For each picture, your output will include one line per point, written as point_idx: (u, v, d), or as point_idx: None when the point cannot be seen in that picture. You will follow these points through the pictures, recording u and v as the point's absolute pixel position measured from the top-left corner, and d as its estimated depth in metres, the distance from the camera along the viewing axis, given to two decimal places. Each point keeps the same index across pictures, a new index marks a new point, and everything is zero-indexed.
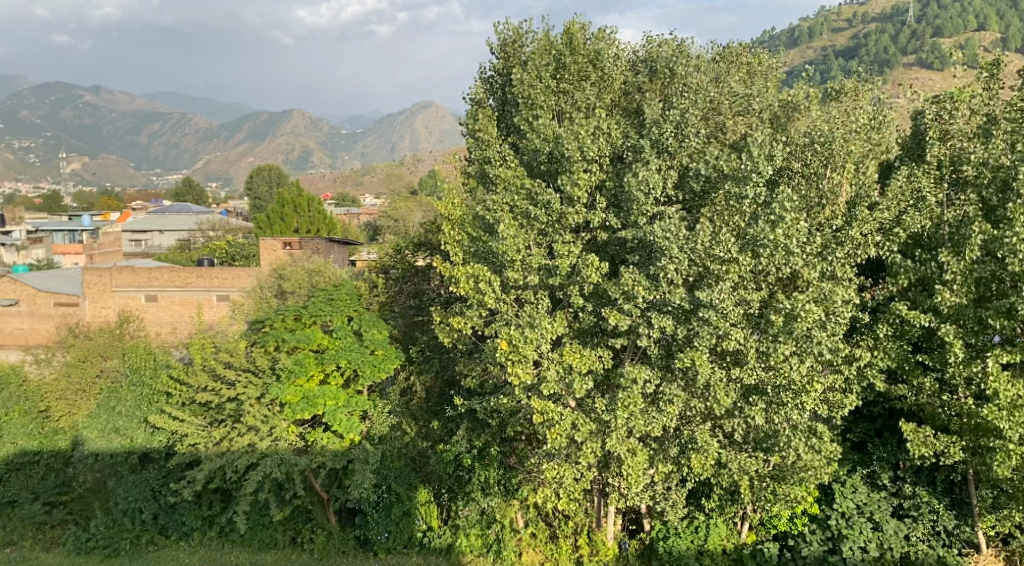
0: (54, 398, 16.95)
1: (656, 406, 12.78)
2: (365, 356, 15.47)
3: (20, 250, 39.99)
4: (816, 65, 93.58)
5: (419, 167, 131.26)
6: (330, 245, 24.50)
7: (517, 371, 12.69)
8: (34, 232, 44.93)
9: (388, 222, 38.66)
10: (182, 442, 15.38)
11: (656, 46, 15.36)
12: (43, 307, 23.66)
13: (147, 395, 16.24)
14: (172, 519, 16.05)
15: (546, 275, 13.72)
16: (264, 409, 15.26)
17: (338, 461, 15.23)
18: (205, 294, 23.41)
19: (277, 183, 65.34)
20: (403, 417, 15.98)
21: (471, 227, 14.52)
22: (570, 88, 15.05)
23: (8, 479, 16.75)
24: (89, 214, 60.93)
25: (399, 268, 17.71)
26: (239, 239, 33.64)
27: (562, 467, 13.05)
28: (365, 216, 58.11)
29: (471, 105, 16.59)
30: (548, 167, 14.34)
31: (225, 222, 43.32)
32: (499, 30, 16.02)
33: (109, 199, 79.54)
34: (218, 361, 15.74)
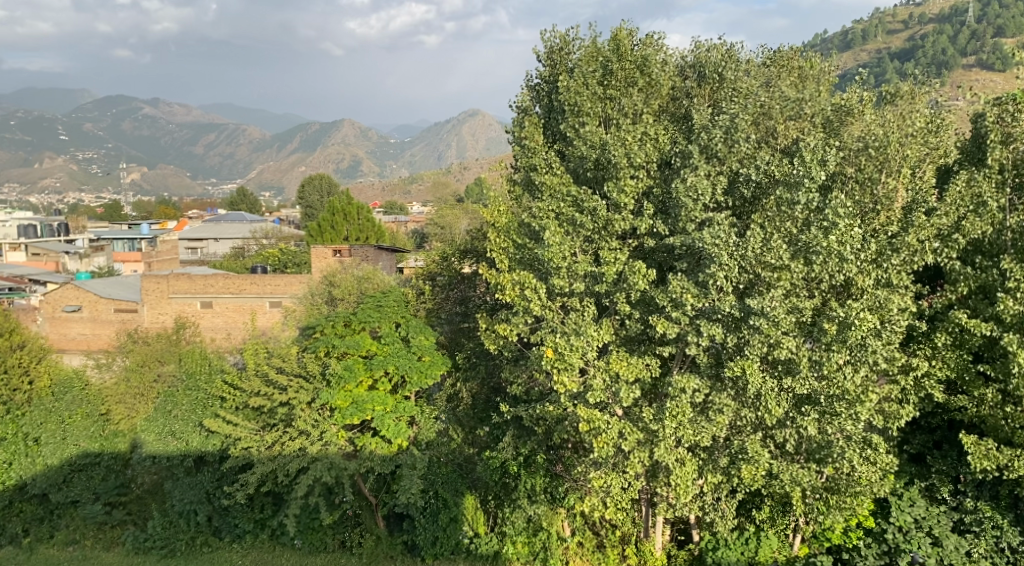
0: (114, 401, 17.12)
1: (704, 415, 12.66)
2: (413, 363, 15.65)
3: (83, 257, 41.67)
4: (871, 69, 91.52)
5: (464, 175, 132.63)
6: (378, 252, 24.81)
7: (563, 379, 12.75)
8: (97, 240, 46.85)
9: (435, 229, 39.03)
10: (236, 446, 15.68)
11: (705, 51, 15.15)
12: (104, 313, 24.27)
13: (201, 400, 16.59)
14: (225, 521, 16.47)
15: (592, 282, 13.57)
16: (315, 413, 15.55)
17: (386, 466, 15.46)
18: (259, 300, 23.91)
19: (328, 191, 66.33)
20: (449, 424, 16.05)
21: (516, 234, 14.60)
22: (617, 94, 14.86)
23: (70, 480, 17.04)
24: (149, 222, 63.26)
25: (445, 275, 17.70)
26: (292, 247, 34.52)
27: (609, 476, 13.01)
28: (414, 223, 58.89)
29: (517, 113, 16.57)
30: (594, 174, 14.21)
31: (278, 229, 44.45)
32: (546, 38, 16.00)
33: (167, 207, 82.60)
34: (270, 366, 16.00)
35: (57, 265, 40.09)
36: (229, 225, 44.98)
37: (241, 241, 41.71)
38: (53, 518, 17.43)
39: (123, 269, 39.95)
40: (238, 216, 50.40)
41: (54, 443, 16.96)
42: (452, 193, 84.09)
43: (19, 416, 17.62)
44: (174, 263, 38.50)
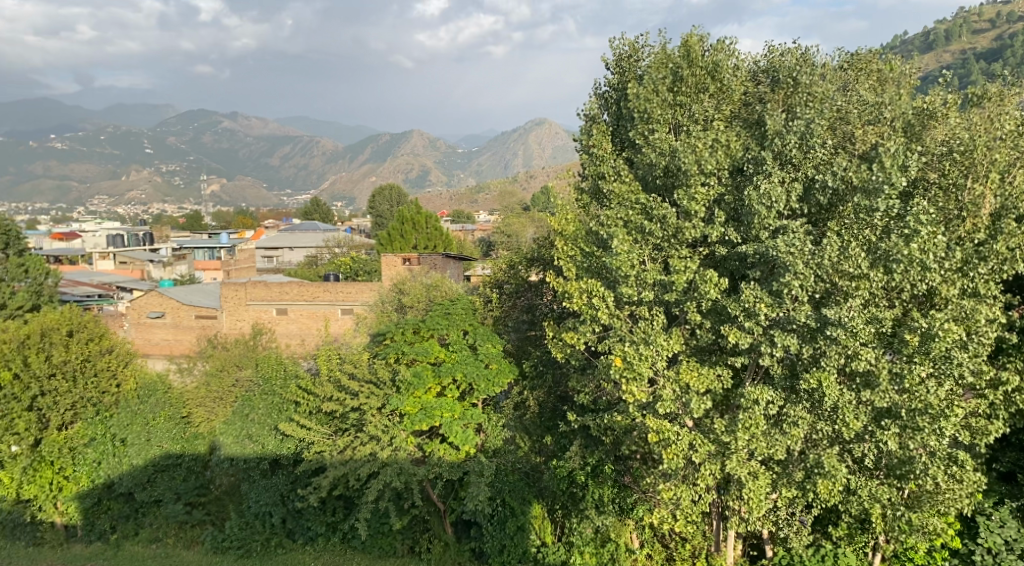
0: (195, 405, 17.71)
1: (778, 428, 12.31)
2: (480, 370, 15.63)
3: (167, 265, 43.21)
4: (957, 70, 87.91)
5: (531, 183, 133.31)
6: (446, 260, 25.05)
7: (632, 389, 12.61)
8: (179, 249, 48.84)
9: (501, 237, 39.25)
10: (310, 449, 16.12)
11: (779, 56, 14.81)
12: (185, 319, 25.09)
13: (277, 404, 17.01)
14: (299, 523, 16.94)
15: (661, 290, 13.39)
16: (385, 419, 15.82)
17: (454, 472, 15.52)
18: (331, 307, 24.51)
19: (398, 201, 67.47)
20: (516, 432, 16.12)
21: (584, 243, 14.53)
22: (687, 100, 14.59)
23: (154, 479, 17.64)
24: (230, 233, 66.36)
25: (512, 283, 17.87)
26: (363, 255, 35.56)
27: (679, 488, 12.75)
28: (481, 232, 59.37)
29: (585, 121, 16.43)
30: (664, 182, 14.03)
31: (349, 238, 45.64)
32: (614, 46, 15.77)
33: (246, 217, 86.03)
34: (343, 372, 16.44)
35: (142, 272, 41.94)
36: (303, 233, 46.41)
37: (314, 250, 42.85)
38: (138, 516, 18.16)
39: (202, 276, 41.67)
40: (311, 226, 51.57)
41: (139, 443, 17.47)
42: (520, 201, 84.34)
43: (107, 417, 18.24)
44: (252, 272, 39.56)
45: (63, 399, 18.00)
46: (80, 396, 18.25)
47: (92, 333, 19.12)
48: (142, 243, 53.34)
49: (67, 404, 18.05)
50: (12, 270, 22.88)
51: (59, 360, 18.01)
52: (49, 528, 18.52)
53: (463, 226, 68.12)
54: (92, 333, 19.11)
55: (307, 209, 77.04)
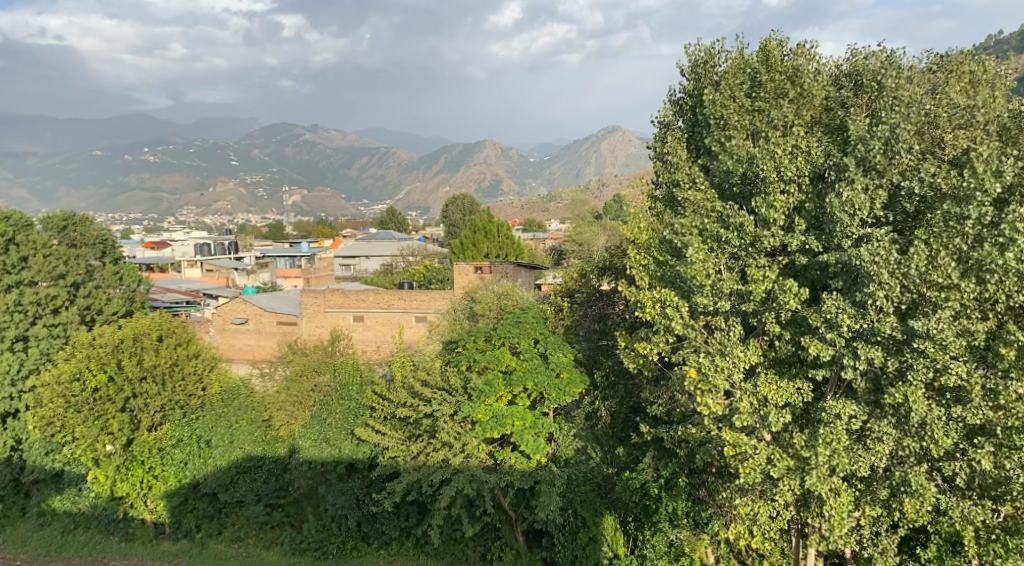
0: (275, 409, 18.04)
1: (862, 444, 11.85)
2: (552, 380, 15.58)
3: (249, 273, 44.84)
4: None
5: (602, 192, 132.71)
6: (517, 269, 25.26)
7: (707, 402, 12.37)
8: (261, 258, 50.67)
9: (572, 245, 39.18)
10: (384, 454, 16.49)
11: (862, 59, 14.21)
12: (268, 325, 25.98)
13: (353, 409, 17.45)
14: (373, 527, 17.33)
15: (738, 300, 13.23)
16: (458, 426, 15.96)
17: (526, 481, 15.55)
18: (405, 315, 25.06)
19: (470, 211, 68.28)
20: (588, 442, 15.99)
21: (658, 251, 14.35)
22: (766, 105, 14.05)
23: (236, 481, 18.15)
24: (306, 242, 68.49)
25: (584, 292, 17.91)
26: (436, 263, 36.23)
27: (756, 503, 12.43)
28: (552, 240, 59.42)
29: (658, 127, 16.19)
30: (741, 189, 13.75)
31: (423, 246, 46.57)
32: (690, 52, 15.52)
33: (323, 227, 88.64)
34: (416, 379, 16.67)
35: (228, 279, 43.32)
36: (379, 242, 47.63)
37: (389, 258, 43.71)
38: (221, 516, 18.82)
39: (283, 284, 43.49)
40: (385, 235, 52.55)
41: (223, 446, 18.10)
42: (591, 210, 84.08)
43: (194, 420, 19.09)
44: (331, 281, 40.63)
45: (153, 401, 18.92)
46: (169, 397, 19.14)
47: (181, 338, 20.06)
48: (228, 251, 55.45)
49: (157, 406, 19.00)
50: (108, 277, 24.13)
51: (149, 364, 18.96)
52: (140, 525, 19.37)
53: (533, 235, 68.34)
54: (180, 338, 20.03)
55: (382, 219, 78.47)
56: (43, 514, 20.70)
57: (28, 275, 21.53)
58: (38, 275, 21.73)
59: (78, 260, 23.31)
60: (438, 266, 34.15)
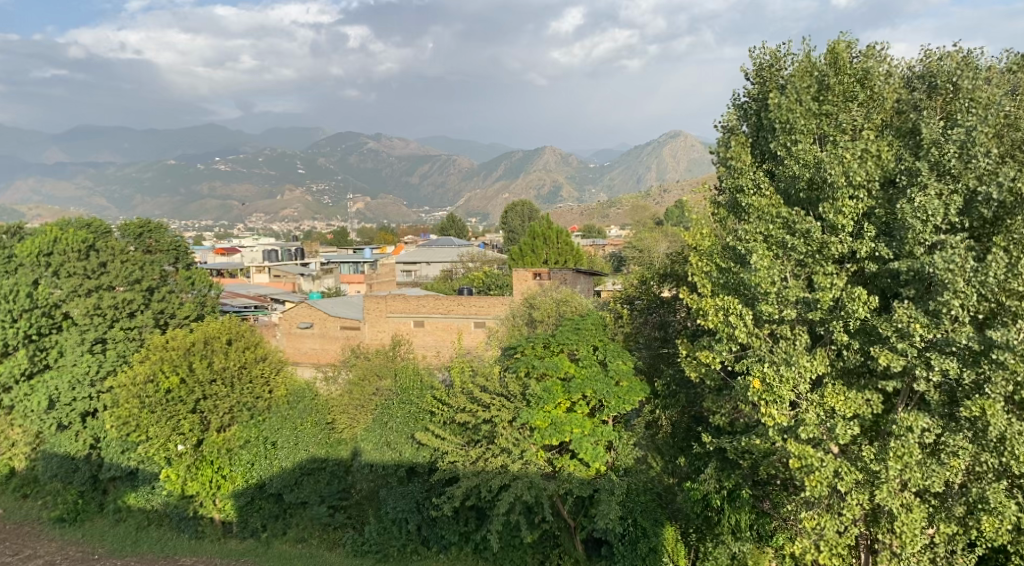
0: (339, 412, 18.57)
1: (935, 459, 11.39)
2: (611, 388, 15.38)
3: (314, 278, 45.83)
4: None
5: (663, 197, 131.21)
6: (576, 275, 25.10)
7: (771, 413, 12.17)
8: (325, 263, 51.83)
9: (633, 252, 38.78)
10: (444, 459, 16.69)
11: (937, 60, 13.45)
12: (331, 329, 26.39)
13: (414, 413, 17.66)
14: (433, 532, 17.50)
15: (804, 308, 12.77)
16: (516, 432, 15.98)
17: (584, 489, 15.37)
18: (464, 321, 25.21)
19: (529, 217, 68.37)
20: (649, 451, 15.77)
21: (721, 258, 14.01)
22: (834, 109, 13.58)
23: (300, 482, 18.57)
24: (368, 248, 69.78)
25: (644, 300, 17.50)
26: (495, 270, 36.38)
27: (823, 518, 11.99)
28: (612, 246, 59.02)
29: (722, 132, 15.81)
30: (808, 195, 13.26)
31: (482, 252, 46.82)
32: (755, 55, 15.17)
33: (385, 233, 90.15)
34: (475, 385, 16.86)
35: (294, 285, 44.30)
36: (440, 249, 48.07)
37: (449, 264, 44.06)
38: (286, 516, 19.31)
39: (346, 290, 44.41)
40: (445, 241, 52.97)
41: (288, 447, 18.59)
42: (651, 216, 83.15)
43: (261, 422, 19.60)
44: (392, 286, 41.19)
45: (222, 403, 19.45)
46: (237, 400, 19.67)
47: (249, 341, 20.78)
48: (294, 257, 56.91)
49: (225, 408, 19.49)
50: (181, 282, 24.90)
51: (219, 367, 19.66)
52: (208, 522, 19.96)
53: (592, 241, 67.89)
54: (248, 342, 20.74)
55: (443, 224, 79.08)
56: (119, 510, 21.61)
57: (107, 280, 22.58)
58: (116, 280, 22.74)
59: (152, 266, 24.12)
60: (496, 272, 34.25)
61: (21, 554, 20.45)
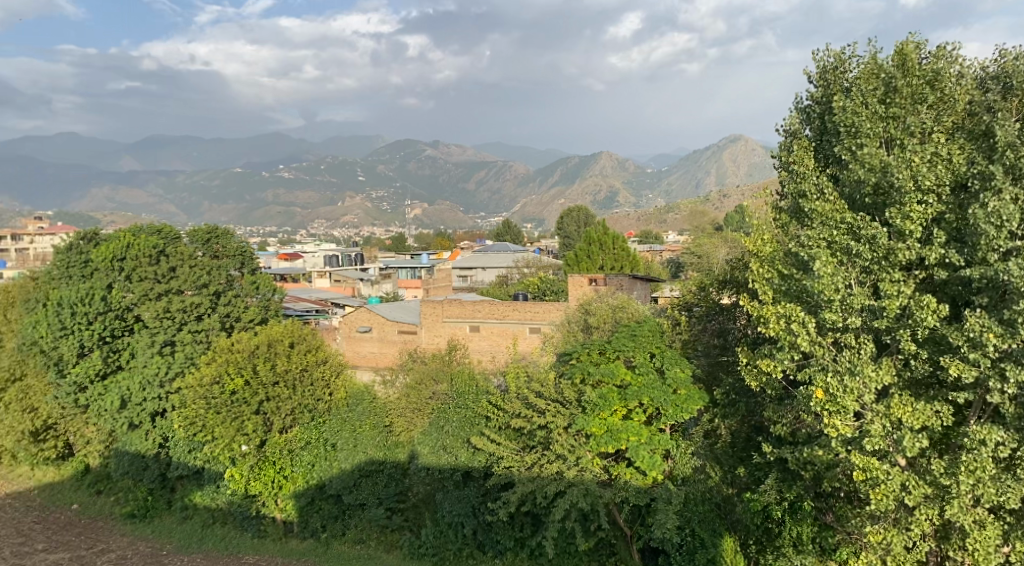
0: (397, 415, 18.86)
1: (1010, 473, 10.85)
2: (668, 396, 15.24)
3: (373, 284, 46.68)
4: None
5: (721, 202, 129.16)
6: (633, 281, 24.85)
7: (834, 423, 11.85)
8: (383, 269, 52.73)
9: (691, 258, 38.23)
10: (499, 464, 16.77)
11: (1013, 59, 12.50)
12: (389, 333, 26.80)
13: (469, 417, 17.85)
14: (488, 537, 17.53)
15: (870, 316, 12.41)
16: (571, 438, 15.95)
17: (641, 498, 15.27)
18: (520, 326, 25.29)
19: (585, 223, 68.17)
20: (707, 460, 15.39)
21: (783, 264, 13.69)
22: (902, 112, 13.05)
23: (359, 483, 18.97)
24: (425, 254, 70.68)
25: (703, 306, 17.20)
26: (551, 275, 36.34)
27: (889, 532, 11.65)
28: (669, 252, 58.34)
29: (783, 136, 15.48)
30: (873, 200, 12.80)
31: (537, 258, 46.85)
32: (819, 57, 14.79)
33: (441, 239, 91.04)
34: (530, 390, 16.80)
35: (354, 290, 45.23)
36: (496, 254, 48.31)
37: (505, 270, 44.21)
38: (344, 517, 19.60)
39: (404, 295, 45.06)
40: (501, 247, 53.10)
41: (348, 448, 19.10)
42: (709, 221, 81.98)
43: (321, 423, 20.13)
44: (448, 291, 41.56)
45: (284, 405, 19.91)
46: (299, 402, 20.14)
47: (311, 344, 21.28)
48: (354, 262, 57.97)
49: (287, 410, 19.94)
50: (246, 287, 25.52)
51: (282, 369, 20.20)
52: (270, 522, 20.45)
53: (649, 247, 67.30)
54: (309, 345, 21.24)
55: (499, 230, 79.62)
56: (186, 508, 22.42)
57: (176, 284, 23.47)
58: (184, 284, 23.55)
59: (219, 271, 24.84)
60: (552, 277, 34.23)
61: (95, 548, 21.39)
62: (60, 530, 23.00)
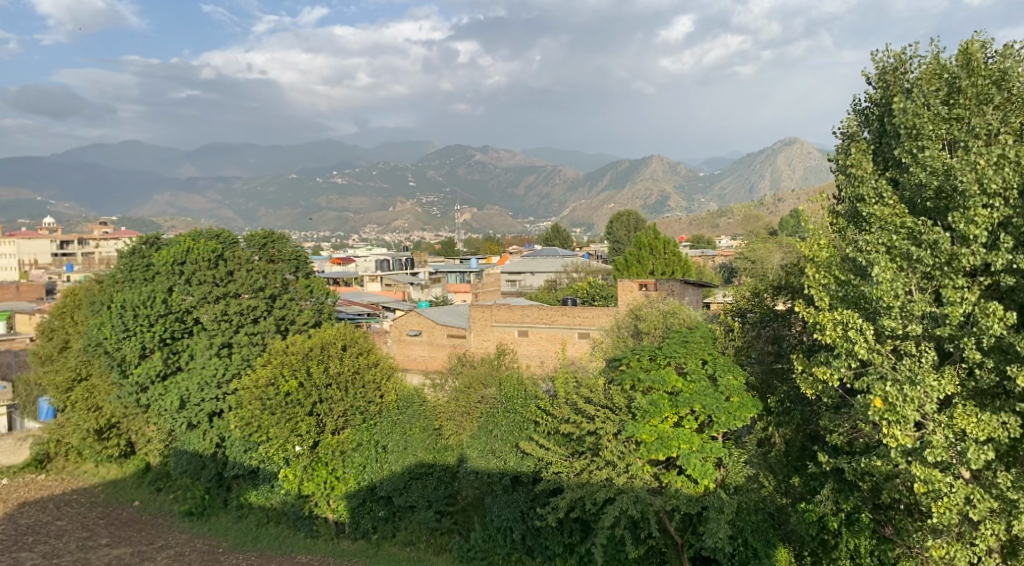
0: (446, 418, 19.15)
1: None
2: (721, 403, 14.94)
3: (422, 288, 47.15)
4: None
5: (775, 206, 126.58)
6: (684, 286, 24.54)
7: (894, 433, 11.41)
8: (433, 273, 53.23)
9: (745, 264, 37.51)
10: (548, 469, 16.68)
11: None
12: (439, 337, 27.09)
13: (518, 422, 17.80)
14: (537, 542, 17.55)
15: (931, 324, 12.00)
16: (621, 445, 15.78)
17: (692, 506, 14.99)
18: (569, 331, 25.19)
19: (635, 227, 67.64)
20: (760, 469, 15.14)
21: (840, 270, 13.28)
22: (965, 113, 12.58)
23: (409, 485, 19.19)
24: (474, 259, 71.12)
25: (757, 313, 16.81)
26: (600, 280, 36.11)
27: (953, 546, 11.08)
28: (722, 257, 57.38)
29: (841, 139, 15.16)
30: (936, 205, 12.41)
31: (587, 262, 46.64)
32: (878, 58, 14.41)
33: (491, 243, 91.36)
34: (579, 395, 16.77)
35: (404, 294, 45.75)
36: (545, 259, 48.26)
37: (554, 274, 44.13)
38: (395, 519, 19.86)
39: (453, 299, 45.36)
40: (550, 252, 53.00)
41: (398, 451, 19.37)
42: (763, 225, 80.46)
43: (372, 425, 20.40)
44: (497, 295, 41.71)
45: (337, 407, 20.37)
46: (350, 404, 20.53)
47: (362, 348, 21.68)
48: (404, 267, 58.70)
49: (340, 411, 20.39)
50: (300, 290, 26.21)
51: (335, 372, 20.61)
52: (322, 523, 20.80)
53: (701, 251, 66.31)
54: (361, 348, 21.67)
55: (548, 235, 79.58)
56: (241, 507, 22.88)
57: (234, 288, 24.16)
58: (241, 288, 24.26)
59: (275, 274, 25.50)
60: (601, 282, 34.01)
61: (155, 544, 22.08)
62: (123, 526, 23.81)
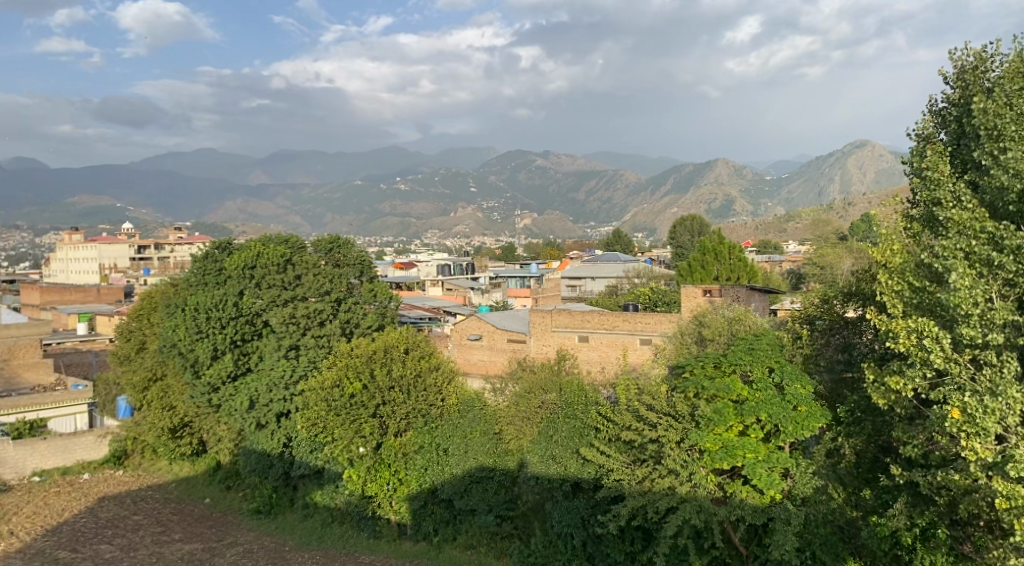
0: (507, 423, 19.07)
1: None
2: (788, 413, 14.63)
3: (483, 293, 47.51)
4: None
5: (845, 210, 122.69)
6: (749, 292, 24.01)
7: (973, 446, 10.94)
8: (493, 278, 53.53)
9: (814, 269, 36.45)
10: (610, 476, 16.71)
11: None
12: (499, 342, 27.22)
13: (578, 429, 17.80)
14: (599, 549, 17.35)
15: (1015, 333, 11.32)
16: (684, 453, 15.53)
17: (758, 518, 14.68)
18: (630, 337, 24.96)
19: (699, 232, 66.59)
20: (829, 481, 14.65)
21: (915, 276, 12.75)
22: None
23: (470, 489, 19.34)
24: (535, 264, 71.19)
25: (826, 320, 16.38)
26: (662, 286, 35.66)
27: None
28: (790, 263, 55.93)
29: (917, 141, 14.53)
30: (1019, 208, 11.72)
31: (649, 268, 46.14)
32: (957, 57, 13.84)
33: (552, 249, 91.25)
34: (641, 402, 16.47)
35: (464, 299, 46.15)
36: (606, 264, 47.98)
37: (615, 280, 43.77)
38: (456, 522, 20.08)
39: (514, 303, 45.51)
40: (610, 257, 52.58)
41: (459, 454, 19.56)
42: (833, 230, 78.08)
43: (434, 428, 20.60)
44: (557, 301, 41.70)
45: (399, 409, 20.62)
46: (413, 406, 20.77)
47: (424, 351, 21.92)
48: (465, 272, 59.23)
49: (402, 413, 20.64)
50: (365, 294, 26.48)
51: (397, 375, 20.84)
52: (386, 523, 21.12)
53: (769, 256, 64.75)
54: (423, 352, 21.88)
55: (610, 241, 79.05)
56: (307, 506, 23.45)
57: (301, 291, 24.79)
58: (308, 291, 24.83)
59: (341, 278, 25.83)
60: (663, 288, 33.56)
61: (225, 540, 22.82)
62: (195, 522, 24.70)
